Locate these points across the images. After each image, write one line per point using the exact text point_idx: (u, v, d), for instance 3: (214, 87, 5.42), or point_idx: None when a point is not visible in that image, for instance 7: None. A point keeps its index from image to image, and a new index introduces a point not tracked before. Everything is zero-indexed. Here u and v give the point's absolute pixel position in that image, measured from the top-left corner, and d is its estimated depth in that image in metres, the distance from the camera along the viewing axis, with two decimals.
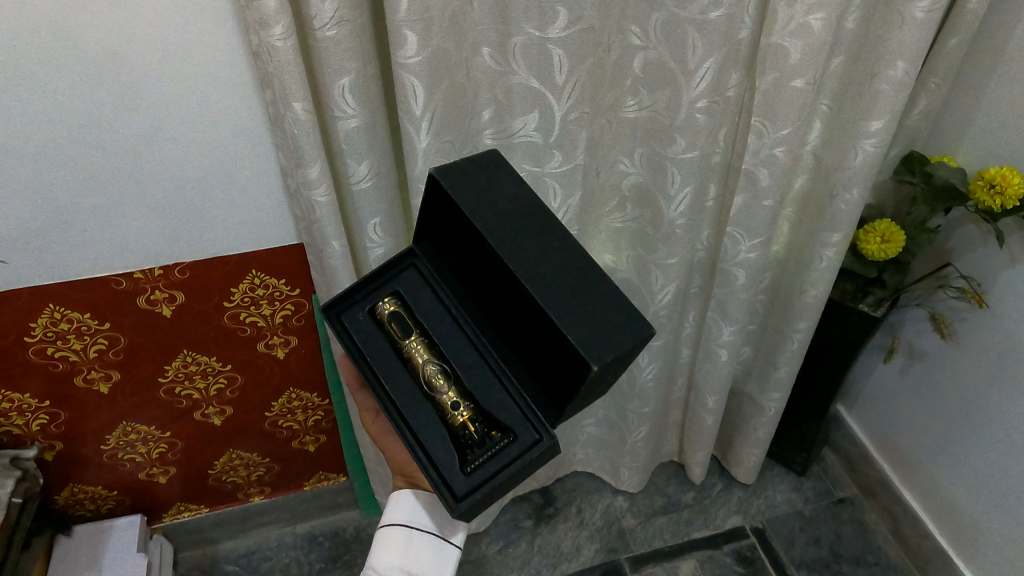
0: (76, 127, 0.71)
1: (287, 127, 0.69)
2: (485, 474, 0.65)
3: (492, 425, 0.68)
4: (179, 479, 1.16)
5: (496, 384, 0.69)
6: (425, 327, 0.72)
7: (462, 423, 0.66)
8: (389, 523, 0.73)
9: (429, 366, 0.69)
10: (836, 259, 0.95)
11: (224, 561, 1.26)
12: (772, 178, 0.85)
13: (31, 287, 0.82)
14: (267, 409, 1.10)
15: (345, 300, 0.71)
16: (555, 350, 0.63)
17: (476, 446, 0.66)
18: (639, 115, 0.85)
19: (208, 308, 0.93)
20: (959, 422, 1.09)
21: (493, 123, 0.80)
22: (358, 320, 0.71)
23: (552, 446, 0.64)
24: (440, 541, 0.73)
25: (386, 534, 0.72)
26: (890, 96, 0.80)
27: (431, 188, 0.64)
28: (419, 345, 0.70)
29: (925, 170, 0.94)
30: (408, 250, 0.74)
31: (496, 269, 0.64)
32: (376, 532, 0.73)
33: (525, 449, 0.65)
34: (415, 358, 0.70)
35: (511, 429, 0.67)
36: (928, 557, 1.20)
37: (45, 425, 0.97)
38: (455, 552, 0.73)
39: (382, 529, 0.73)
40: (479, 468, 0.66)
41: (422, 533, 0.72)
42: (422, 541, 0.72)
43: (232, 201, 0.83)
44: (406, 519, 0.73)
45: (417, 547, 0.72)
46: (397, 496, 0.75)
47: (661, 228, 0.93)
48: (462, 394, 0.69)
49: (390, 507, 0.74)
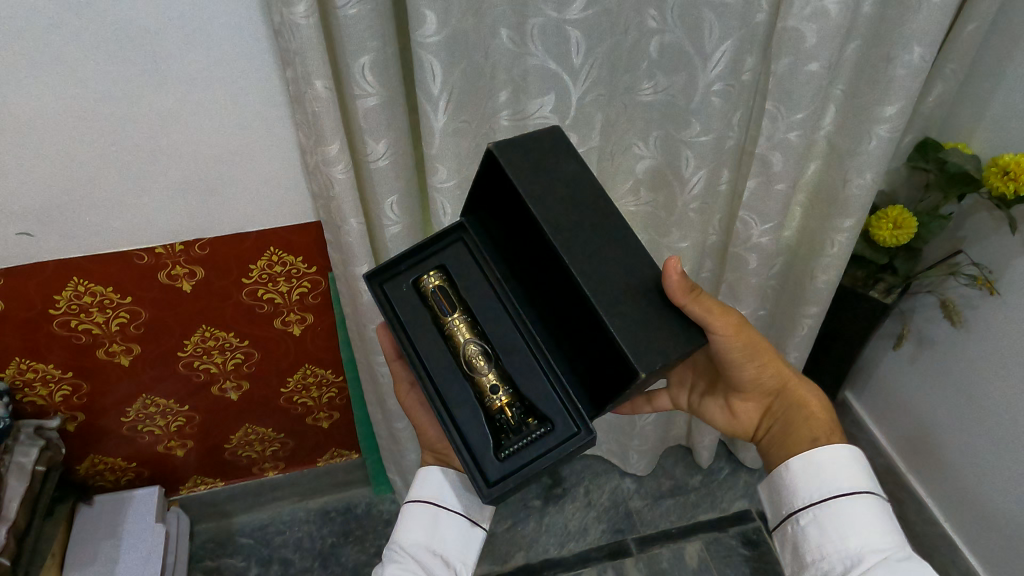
0: (100, 102, 0.72)
1: (308, 105, 0.71)
2: (519, 461, 0.67)
3: (530, 412, 0.69)
4: (196, 453, 1.18)
5: (535, 369, 0.71)
6: (467, 303, 0.73)
7: (500, 407, 0.68)
8: (417, 498, 0.75)
9: (471, 346, 0.70)
10: (848, 244, 0.96)
11: (239, 533, 1.29)
12: (785, 162, 0.86)
13: (56, 260, 0.84)
14: (283, 385, 1.13)
15: (392, 269, 0.73)
16: (602, 342, 0.65)
17: (511, 431, 0.68)
18: (655, 98, 0.85)
19: (227, 284, 0.95)
20: (967, 409, 1.09)
21: (510, 106, 0.81)
22: (401, 291, 0.73)
23: (587, 442, 0.65)
24: (466, 523, 0.74)
25: (412, 510, 0.74)
26: (906, 81, 0.80)
27: (487, 165, 0.65)
28: (462, 323, 0.71)
29: (938, 157, 0.95)
30: (458, 223, 0.75)
31: (548, 254, 0.65)
32: (404, 507, 0.75)
33: (560, 441, 0.67)
34: (457, 335, 0.71)
35: (548, 418, 0.69)
36: (933, 543, 1.21)
37: (68, 396, 1.00)
38: (480, 536, 0.75)
39: (409, 505, 0.75)
40: (513, 455, 0.68)
41: (448, 512, 0.74)
42: (449, 522, 0.74)
43: (251, 178, 0.85)
44: (433, 495, 0.74)
45: (443, 527, 0.74)
46: (426, 470, 0.76)
47: (674, 211, 0.94)
48: (503, 376, 0.70)
49: (418, 481, 0.76)
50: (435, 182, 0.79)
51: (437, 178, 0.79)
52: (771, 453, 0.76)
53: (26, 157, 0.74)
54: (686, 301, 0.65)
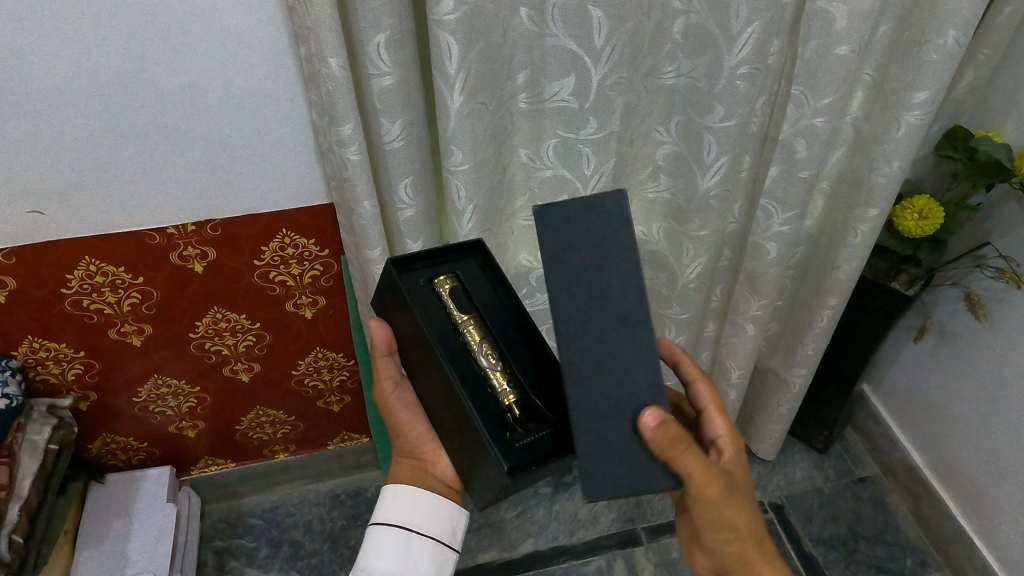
0: (113, 78, 0.71)
1: (323, 84, 0.69)
2: (530, 452, 0.67)
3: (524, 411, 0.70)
4: (207, 434, 1.18)
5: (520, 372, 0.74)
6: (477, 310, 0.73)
7: (508, 405, 0.67)
8: (387, 523, 0.74)
9: (484, 346, 0.69)
10: (871, 234, 0.93)
11: (249, 514, 1.30)
12: (809, 148, 0.83)
13: (68, 239, 0.84)
14: (294, 368, 1.12)
15: (407, 262, 0.73)
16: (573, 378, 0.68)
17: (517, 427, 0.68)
18: (676, 81, 0.83)
19: (239, 266, 0.94)
20: (988, 404, 1.07)
21: (528, 87, 0.79)
22: (416, 284, 0.72)
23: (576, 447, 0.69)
24: (439, 548, 0.75)
25: (382, 535, 0.74)
26: (938, 66, 0.77)
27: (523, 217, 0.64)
28: (474, 326, 0.70)
29: (968, 145, 0.91)
30: (475, 242, 0.77)
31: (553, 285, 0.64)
32: (374, 530, 0.74)
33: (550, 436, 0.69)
34: (470, 338, 0.69)
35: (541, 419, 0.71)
36: (948, 538, 1.19)
37: (80, 375, 1.00)
38: (452, 558, 0.76)
39: (380, 528, 0.74)
40: (524, 447, 0.67)
41: (421, 537, 0.74)
42: (422, 546, 0.74)
43: (265, 158, 0.83)
44: (405, 521, 0.74)
45: (416, 552, 0.74)
46: (395, 492, 0.76)
47: (694, 199, 0.92)
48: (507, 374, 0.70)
49: (388, 502, 0.76)
50: (450, 165, 0.77)
51: (452, 160, 0.77)
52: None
53: (38, 133, 0.73)
54: (676, 451, 0.57)
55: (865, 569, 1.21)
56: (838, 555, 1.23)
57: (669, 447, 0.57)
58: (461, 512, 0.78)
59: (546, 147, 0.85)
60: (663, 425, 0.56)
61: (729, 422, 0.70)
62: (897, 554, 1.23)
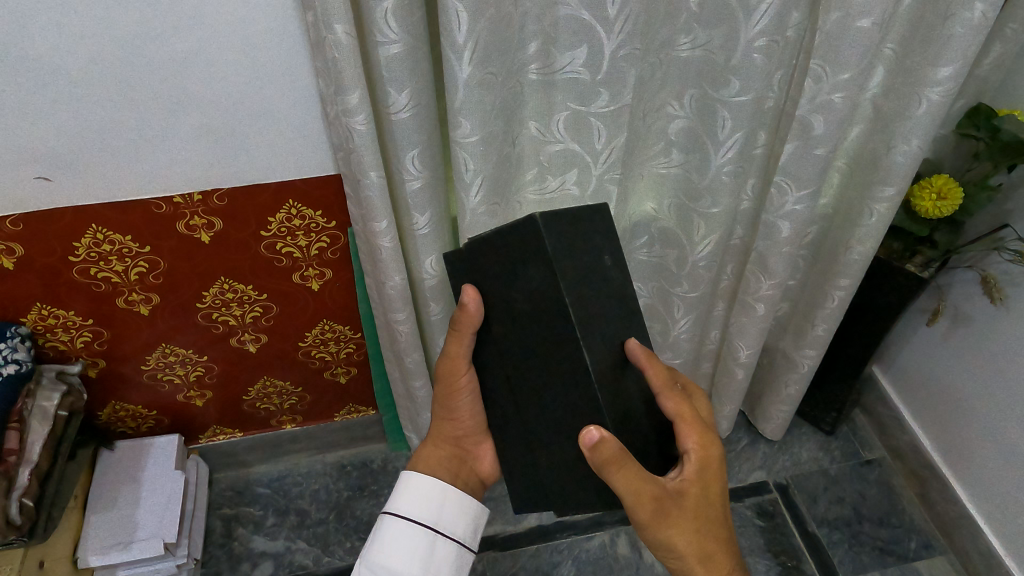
0: (116, 42, 0.70)
1: (329, 51, 0.68)
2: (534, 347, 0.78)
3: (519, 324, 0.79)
4: (215, 403, 1.19)
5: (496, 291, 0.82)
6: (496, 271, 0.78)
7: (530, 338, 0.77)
8: (415, 519, 0.77)
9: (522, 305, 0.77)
10: (888, 215, 0.91)
11: (257, 483, 1.31)
12: (827, 125, 0.82)
13: (74, 207, 0.83)
14: (301, 340, 1.12)
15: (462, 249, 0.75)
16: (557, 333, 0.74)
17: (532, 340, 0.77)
18: (692, 53, 0.81)
19: (246, 236, 0.93)
20: (999, 389, 1.06)
21: (539, 58, 0.77)
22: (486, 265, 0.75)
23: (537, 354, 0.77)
24: (460, 549, 0.79)
25: (408, 531, 0.76)
26: (964, 40, 0.74)
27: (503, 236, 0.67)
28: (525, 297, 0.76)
29: (992, 124, 0.89)
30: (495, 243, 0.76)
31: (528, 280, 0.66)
32: (397, 526, 0.76)
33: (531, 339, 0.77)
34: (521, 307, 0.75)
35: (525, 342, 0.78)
36: (953, 522, 1.19)
37: (89, 343, 1.00)
38: (468, 559, 0.80)
39: (404, 525, 0.76)
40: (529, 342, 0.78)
41: (444, 540, 0.78)
42: (445, 547, 0.78)
43: (269, 126, 0.82)
44: (433, 520, 0.78)
45: (439, 551, 0.77)
46: (424, 489, 0.78)
47: (707, 175, 0.90)
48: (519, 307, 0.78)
49: (414, 500, 0.78)
50: (457, 136, 0.76)
51: (461, 131, 0.75)
52: None
53: (42, 99, 0.73)
54: (609, 466, 0.62)
55: (868, 550, 1.21)
56: (841, 535, 1.23)
57: (606, 460, 0.62)
58: (481, 512, 0.82)
59: (556, 119, 0.83)
60: (598, 441, 0.61)
61: (702, 433, 0.68)
62: (900, 537, 1.23)
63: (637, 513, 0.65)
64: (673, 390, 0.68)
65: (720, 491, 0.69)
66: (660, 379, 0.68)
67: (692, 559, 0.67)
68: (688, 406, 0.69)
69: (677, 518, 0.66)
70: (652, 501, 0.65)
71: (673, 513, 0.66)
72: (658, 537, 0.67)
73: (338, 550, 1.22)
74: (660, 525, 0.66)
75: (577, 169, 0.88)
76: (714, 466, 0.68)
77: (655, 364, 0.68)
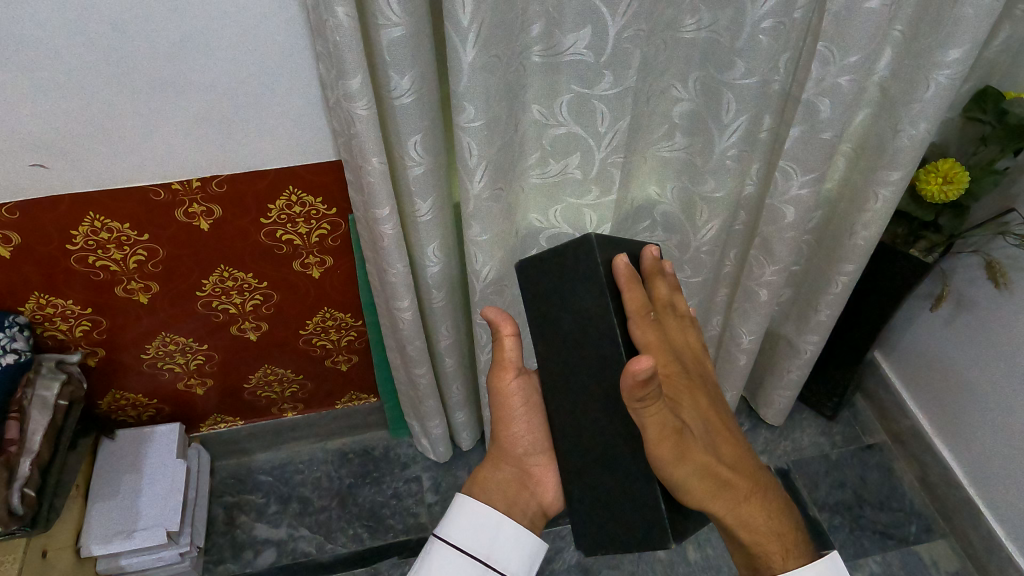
0: (112, 26, 0.69)
1: (330, 35, 0.67)
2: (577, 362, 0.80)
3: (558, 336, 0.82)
4: (216, 391, 1.18)
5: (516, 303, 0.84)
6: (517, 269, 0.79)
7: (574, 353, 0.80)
8: (465, 550, 0.72)
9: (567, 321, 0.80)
10: (893, 199, 0.91)
11: (258, 471, 1.31)
12: (833, 109, 0.81)
13: (71, 194, 0.82)
14: (301, 327, 1.11)
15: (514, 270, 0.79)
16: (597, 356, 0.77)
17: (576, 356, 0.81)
18: (697, 35, 0.79)
19: (245, 224, 0.92)
20: (1002, 373, 1.06)
21: (542, 40, 0.76)
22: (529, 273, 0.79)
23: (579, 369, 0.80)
24: None
25: (456, 561, 0.71)
26: (973, 23, 0.73)
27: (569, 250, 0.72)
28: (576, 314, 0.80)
29: (999, 108, 0.89)
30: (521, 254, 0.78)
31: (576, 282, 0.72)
32: (446, 555, 0.72)
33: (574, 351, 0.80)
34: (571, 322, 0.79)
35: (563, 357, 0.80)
36: (953, 505, 1.20)
37: (88, 332, 0.99)
38: None
39: (454, 555, 0.72)
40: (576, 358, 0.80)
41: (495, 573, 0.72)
42: None
43: (269, 113, 0.81)
44: (484, 551, 0.72)
45: None
46: (476, 517, 0.73)
47: (710, 159, 0.89)
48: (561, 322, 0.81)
49: (465, 527, 0.73)
50: (462, 121, 0.75)
51: (464, 116, 0.74)
52: (766, 544, 0.68)
53: (36, 84, 0.71)
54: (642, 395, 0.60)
55: (869, 534, 1.22)
56: (842, 519, 1.24)
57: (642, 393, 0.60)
58: (540, 545, 0.76)
59: (559, 103, 0.82)
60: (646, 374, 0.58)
61: (668, 359, 0.69)
62: (902, 520, 1.23)
63: (656, 449, 0.64)
64: (645, 318, 0.68)
65: (706, 418, 0.70)
66: (636, 303, 0.68)
67: (708, 493, 0.66)
68: (654, 335, 0.69)
69: (692, 451, 0.65)
70: (672, 434, 0.63)
71: (688, 446, 0.65)
72: (678, 480, 0.65)
73: (341, 537, 1.23)
74: (680, 463, 0.64)
75: (580, 153, 0.87)
76: (685, 391, 0.70)
77: (634, 288, 0.68)
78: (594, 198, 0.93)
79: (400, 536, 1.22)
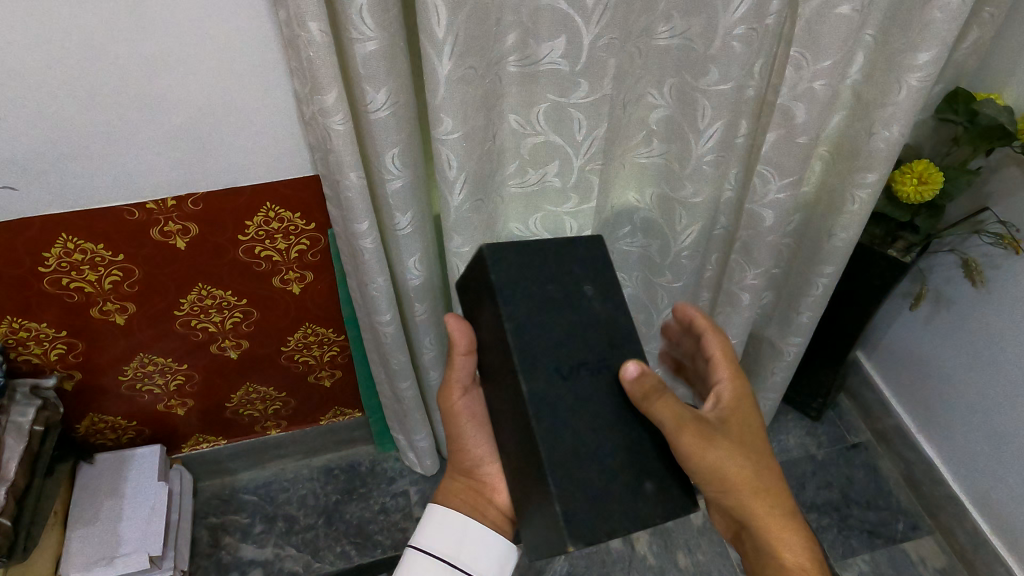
0: (82, 45, 0.68)
1: (304, 50, 0.66)
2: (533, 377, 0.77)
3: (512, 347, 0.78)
4: (197, 411, 1.17)
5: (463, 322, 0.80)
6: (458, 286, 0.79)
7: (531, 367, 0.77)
8: (434, 553, 0.74)
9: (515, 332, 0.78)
10: (870, 201, 0.92)
11: (242, 491, 1.29)
12: (808, 114, 0.82)
13: (42, 216, 0.80)
14: (283, 344, 1.10)
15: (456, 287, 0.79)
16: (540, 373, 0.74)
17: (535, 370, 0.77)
18: (671, 42, 0.80)
19: (223, 241, 0.91)
20: (981, 370, 1.07)
21: (517, 50, 0.76)
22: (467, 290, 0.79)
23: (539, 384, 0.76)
24: None
25: (423, 564, 0.73)
26: (942, 26, 0.74)
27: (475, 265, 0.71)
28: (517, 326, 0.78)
29: (970, 108, 0.90)
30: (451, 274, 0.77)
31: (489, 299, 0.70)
32: (414, 558, 0.74)
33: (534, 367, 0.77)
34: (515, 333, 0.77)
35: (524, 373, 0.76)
36: (939, 502, 1.20)
37: (64, 355, 0.97)
38: None
39: (421, 556, 0.74)
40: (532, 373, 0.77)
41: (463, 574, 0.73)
42: None
43: (244, 129, 0.80)
44: (451, 553, 0.74)
45: None
46: (443, 520, 0.75)
47: (688, 165, 0.89)
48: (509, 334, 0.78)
49: (433, 530, 0.75)
50: (439, 134, 0.74)
51: (442, 129, 0.74)
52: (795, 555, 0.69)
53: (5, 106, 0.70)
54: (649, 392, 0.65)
55: (858, 534, 1.22)
56: (830, 520, 1.24)
57: (649, 390, 0.65)
58: (511, 550, 0.76)
59: (536, 112, 0.82)
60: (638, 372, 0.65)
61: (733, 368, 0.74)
62: (889, 519, 1.24)
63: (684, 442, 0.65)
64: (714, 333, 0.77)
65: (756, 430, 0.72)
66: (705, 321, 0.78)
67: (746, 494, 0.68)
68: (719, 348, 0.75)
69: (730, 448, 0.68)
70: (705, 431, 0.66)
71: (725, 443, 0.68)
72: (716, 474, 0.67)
73: (328, 555, 1.21)
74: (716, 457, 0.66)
75: (558, 162, 0.87)
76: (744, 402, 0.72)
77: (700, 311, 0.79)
78: (573, 206, 0.93)
79: (388, 553, 1.21)
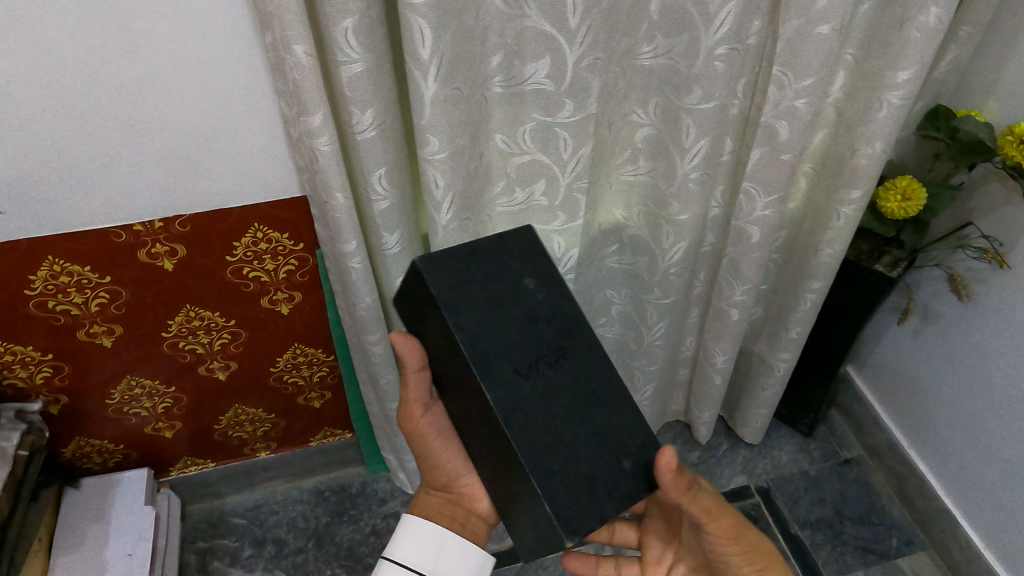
0: (70, 68, 0.68)
1: (290, 73, 0.66)
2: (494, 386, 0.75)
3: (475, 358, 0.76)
4: (185, 434, 1.16)
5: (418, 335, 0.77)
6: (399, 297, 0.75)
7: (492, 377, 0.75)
8: (410, 566, 0.71)
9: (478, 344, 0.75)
10: (855, 217, 0.92)
11: (231, 514, 1.27)
12: (791, 131, 0.83)
13: (28, 239, 0.80)
14: (272, 365, 1.10)
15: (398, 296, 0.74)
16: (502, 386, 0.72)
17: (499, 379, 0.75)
18: (654, 62, 0.81)
19: (210, 263, 0.91)
20: (970, 384, 1.08)
21: (503, 70, 0.76)
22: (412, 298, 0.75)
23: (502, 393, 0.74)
24: None
25: None
26: (920, 45, 0.76)
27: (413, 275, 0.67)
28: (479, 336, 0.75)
29: (951, 125, 0.91)
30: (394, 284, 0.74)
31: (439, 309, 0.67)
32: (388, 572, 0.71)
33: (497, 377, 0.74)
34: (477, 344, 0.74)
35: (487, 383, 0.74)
36: (932, 517, 1.20)
37: (50, 378, 0.97)
38: None
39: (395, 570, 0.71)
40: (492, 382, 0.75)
41: None
42: None
43: (231, 151, 0.80)
44: (428, 566, 0.72)
45: None
46: (420, 532, 0.73)
47: (674, 183, 0.90)
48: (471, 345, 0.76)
49: (409, 543, 0.72)
50: (426, 154, 0.75)
51: (428, 149, 0.74)
52: None
53: None
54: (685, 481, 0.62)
55: (852, 550, 1.22)
56: (824, 536, 1.24)
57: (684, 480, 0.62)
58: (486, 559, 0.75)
59: (522, 131, 0.82)
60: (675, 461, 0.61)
61: None
62: (882, 535, 1.23)
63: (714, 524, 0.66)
64: None
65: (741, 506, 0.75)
66: None
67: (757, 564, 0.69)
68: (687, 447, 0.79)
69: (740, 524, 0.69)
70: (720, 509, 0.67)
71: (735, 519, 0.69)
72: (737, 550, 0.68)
73: None
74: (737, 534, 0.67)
75: (544, 181, 0.87)
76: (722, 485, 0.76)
77: None
78: (561, 223, 0.92)
79: None
